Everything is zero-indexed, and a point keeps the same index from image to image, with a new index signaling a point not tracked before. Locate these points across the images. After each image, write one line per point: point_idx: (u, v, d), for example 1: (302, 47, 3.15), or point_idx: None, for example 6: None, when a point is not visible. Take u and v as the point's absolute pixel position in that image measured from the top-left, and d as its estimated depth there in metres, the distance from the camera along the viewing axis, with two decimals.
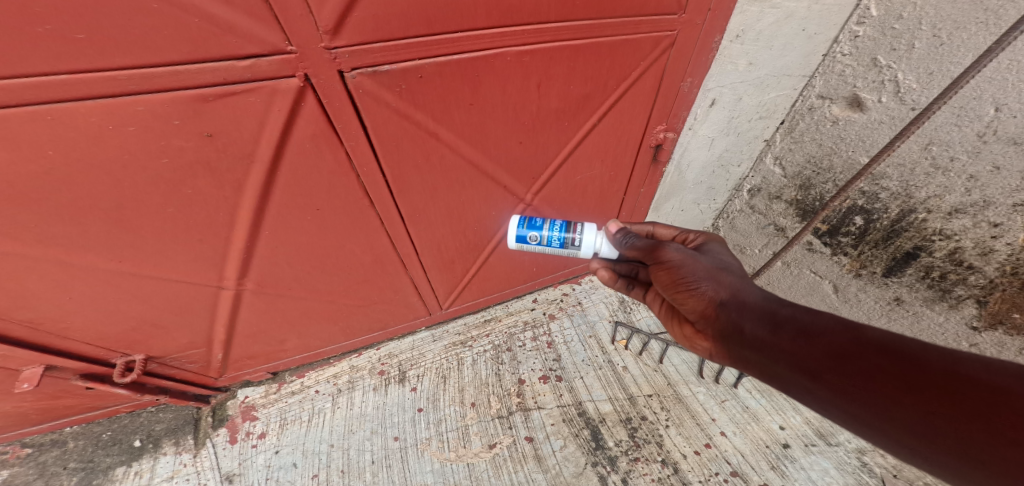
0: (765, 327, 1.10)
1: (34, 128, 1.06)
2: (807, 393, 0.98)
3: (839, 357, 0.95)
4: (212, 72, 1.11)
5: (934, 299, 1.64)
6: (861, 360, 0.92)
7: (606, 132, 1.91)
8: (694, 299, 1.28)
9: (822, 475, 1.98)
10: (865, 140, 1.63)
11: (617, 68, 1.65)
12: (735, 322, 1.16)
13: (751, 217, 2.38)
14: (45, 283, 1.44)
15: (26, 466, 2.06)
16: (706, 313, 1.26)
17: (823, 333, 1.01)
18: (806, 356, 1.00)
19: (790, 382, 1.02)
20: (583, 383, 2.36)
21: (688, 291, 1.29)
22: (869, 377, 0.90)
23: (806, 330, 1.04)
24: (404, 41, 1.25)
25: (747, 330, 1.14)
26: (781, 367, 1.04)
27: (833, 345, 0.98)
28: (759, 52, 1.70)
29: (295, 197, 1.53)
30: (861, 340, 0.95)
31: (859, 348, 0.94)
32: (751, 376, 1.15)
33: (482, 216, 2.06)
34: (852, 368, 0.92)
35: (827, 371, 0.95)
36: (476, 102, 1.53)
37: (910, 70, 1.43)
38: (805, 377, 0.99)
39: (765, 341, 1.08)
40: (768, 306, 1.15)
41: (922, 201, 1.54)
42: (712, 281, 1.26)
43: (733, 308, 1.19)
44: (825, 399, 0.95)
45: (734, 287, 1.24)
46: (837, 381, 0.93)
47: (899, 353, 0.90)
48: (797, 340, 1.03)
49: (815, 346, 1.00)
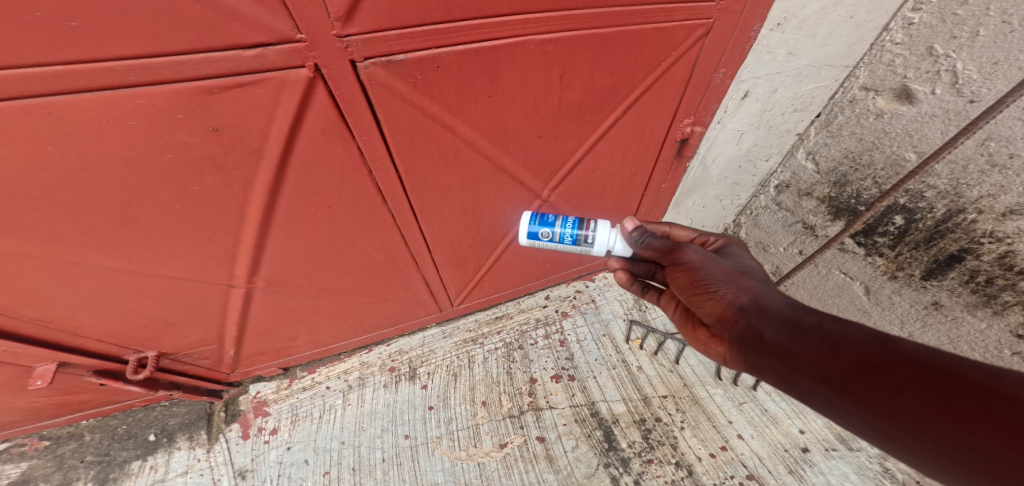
0: (787, 334, 1.02)
1: (30, 122, 1.01)
2: (828, 403, 0.91)
3: (866, 368, 0.87)
4: (216, 62, 1.05)
5: (977, 304, 1.55)
6: (890, 372, 0.84)
7: (629, 126, 1.81)
8: (711, 302, 1.22)
9: (842, 480, 1.92)
10: (914, 135, 1.54)
11: (646, 59, 1.56)
12: (755, 329, 1.10)
13: (777, 213, 2.29)
14: (53, 281, 1.41)
15: (44, 459, 2.07)
16: (723, 317, 1.20)
17: (850, 343, 0.92)
18: (828, 366, 0.92)
19: (810, 392, 0.95)
20: (595, 383, 2.30)
21: (705, 294, 1.23)
22: (897, 391, 0.82)
23: (832, 339, 0.95)
24: (420, 28, 1.17)
25: (767, 336, 1.06)
26: (801, 376, 0.96)
27: (861, 356, 0.89)
28: (800, 42, 1.60)
29: (305, 194, 1.48)
30: (892, 352, 0.86)
31: (889, 360, 0.85)
32: (766, 383, 1.08)
33: (497, 212, 1.99)
34: (879, 380, 0.84)
35: (851, 383, 0.87)
36: (495, 94, 1.45)
37: (971, 60, 1.32)
38: (827, 387, 0.91)
39: (786, 348, 1.01)
40: (791, 312, 1.07)
41: (973, 200, 1.43)
42: (732, 284, 1.20)
43: (753, 313, 1.12)
44: (847, 410, 0.87)
45: (755, 292, 1.17)
46: (862, 393, 0.85)
47: (933, 367, 0.81)
48: (821, 350, 0.95)
49: (840, 357, 0.91)
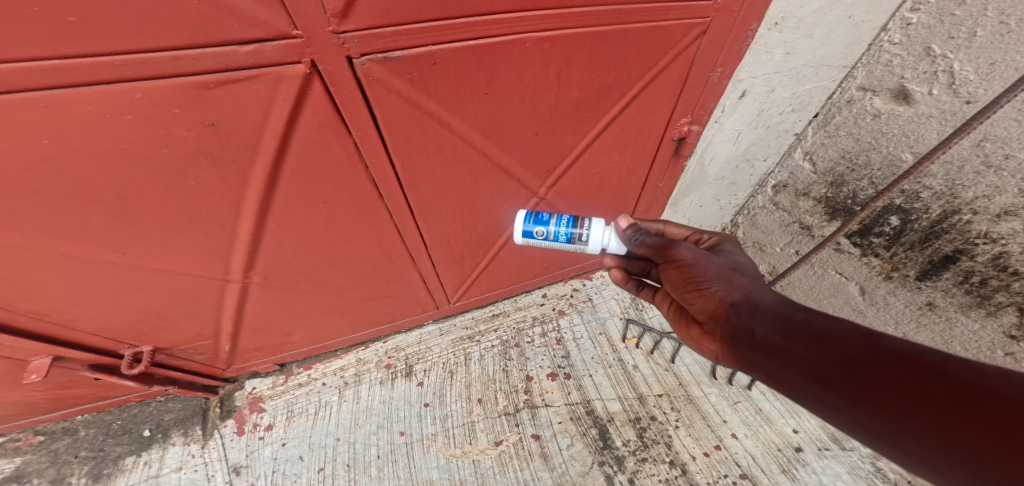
0: (777, 330, 1.03)
1: (26, 116, 1.00)
2: (817, 400, 0.92)
3: (853, 364, 0.87)
4: (213, 58, 1.04)
5: (970, 305, 1.56)
6: (876, 368, 0.84)
7: (627, 124, 1.82)
8: (704, 299, 1.22)
9: (834, 480, 1.93)
10: (910, 136, 1.54)
11: (643, 58, 1.56)
12: (746, 325, 1.10)
13: (774, 214, 2.30)
14: (48, 275, 1.40)
15: (38, 454, 2.07)
16: (716, 314, 1.20)
17: (839, 339, 0.92)
18: (817, 362, 0.92)
19: (799, 388, 0.96)
20: (591, 381, 2.30)
21: (698, 291, 1.24)
22: (883, 387, 0.82)
23: (821, 335, 0.96)
24: (416, 25, 1.17)
25: (757, 333, 1.07)
26: (791, 372, 0.97)
27: (848, 352, 0.89)
28: (798, 41, 1.60)
29: (301, 189, 1.47)
30: (879, 348, 0.87)
31: (876, 356, 0.86)
32: (757, 380, 1.10)
33: (493, 210, 1.98)
34: (865, 376, 0.85)
35: (839, 379, 0.88)
36: (492, 91, 1.45)
37: (969, 60, 1.33)
38: (815, 384, 0.92)
39: (776, 345, 1.01)
40: (782, 309, 1.07)
41: (968, 201, 1.44)
42: (724, 281, 1.21)
43: (744, 309, 1.13)
44: (836, 407, 0.88)
45: (746, 288, 1.18)
46: (849, 389, 0.86)
47: (919, 362, 0.81)
48: (810, 346, 0.95)
49: (829, 353, 0.91)
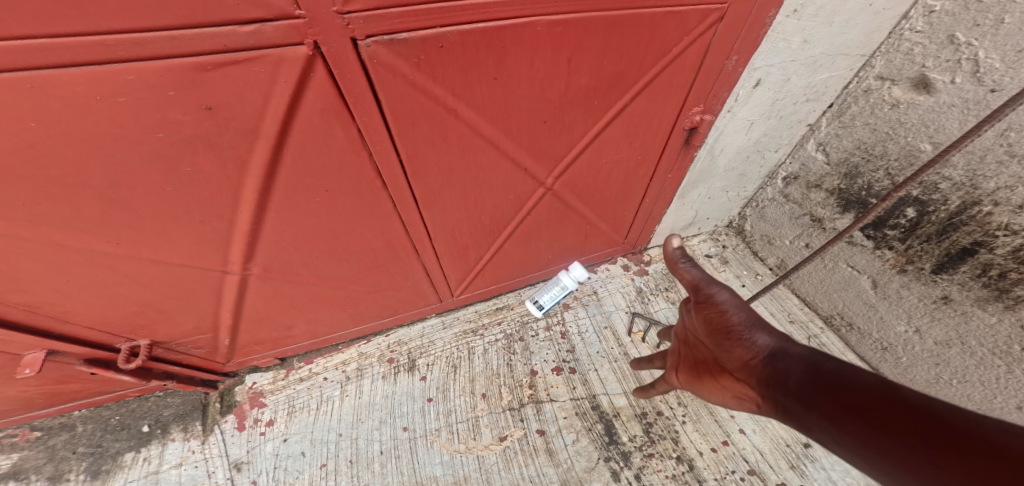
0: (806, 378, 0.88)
1: (14, 98, 0.95)
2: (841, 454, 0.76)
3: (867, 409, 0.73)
4: (212, 38, 0.99)
5: (988, 299, 1.53)
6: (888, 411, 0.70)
7: (636, 114, 1.77)
8: (741, 351, 1.03)
9: (843, 476, 1.91)
10: (930, 125, 1.52)
11: (657, 44, 1.51)
12: (783, 376, 0.93)
13: (784, 206, 2.27)
14: (41, 266, 1.36)
15: (35, 450, 2.03)
16: (751, 366, 1.01)
17: (862, 385, 0.78)
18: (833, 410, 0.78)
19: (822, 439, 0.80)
20: (597, 376, 2.27)
21: (734, 343, 1.04)
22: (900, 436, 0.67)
23: (843, 381, 0.81)
24: (424, 6, 1.12)
25: (790, 384, 0.90)
26: (814, 421, 0.82)
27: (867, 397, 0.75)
28: (816, 30, 1.55)
29: (302, 177, 1.42)
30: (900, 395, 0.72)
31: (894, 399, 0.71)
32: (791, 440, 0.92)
33: (499, 200, 1.94)
34: (883, 422, 0.71)
35: (857, 426, 0.74)
36: (501, 76, 1.40)
37: (994, 48, 1.29)
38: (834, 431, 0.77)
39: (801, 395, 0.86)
40: (816, 356, 0.90)
41: (988, 192, 1.41)
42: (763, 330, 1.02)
43: (783, 362, 0.95)
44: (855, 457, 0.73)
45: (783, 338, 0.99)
46: (866, 436, 0.72)
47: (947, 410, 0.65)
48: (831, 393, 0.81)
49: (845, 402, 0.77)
